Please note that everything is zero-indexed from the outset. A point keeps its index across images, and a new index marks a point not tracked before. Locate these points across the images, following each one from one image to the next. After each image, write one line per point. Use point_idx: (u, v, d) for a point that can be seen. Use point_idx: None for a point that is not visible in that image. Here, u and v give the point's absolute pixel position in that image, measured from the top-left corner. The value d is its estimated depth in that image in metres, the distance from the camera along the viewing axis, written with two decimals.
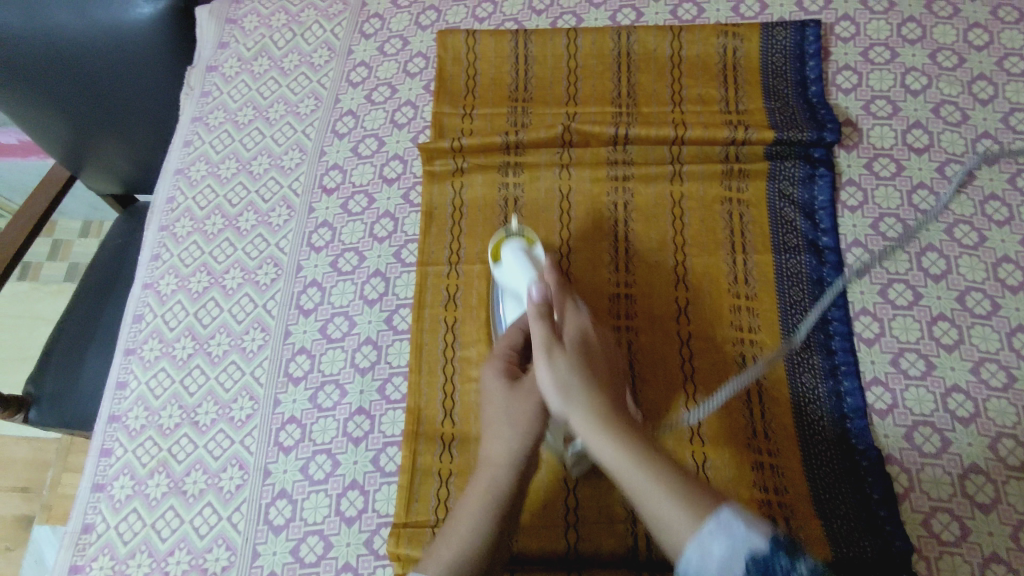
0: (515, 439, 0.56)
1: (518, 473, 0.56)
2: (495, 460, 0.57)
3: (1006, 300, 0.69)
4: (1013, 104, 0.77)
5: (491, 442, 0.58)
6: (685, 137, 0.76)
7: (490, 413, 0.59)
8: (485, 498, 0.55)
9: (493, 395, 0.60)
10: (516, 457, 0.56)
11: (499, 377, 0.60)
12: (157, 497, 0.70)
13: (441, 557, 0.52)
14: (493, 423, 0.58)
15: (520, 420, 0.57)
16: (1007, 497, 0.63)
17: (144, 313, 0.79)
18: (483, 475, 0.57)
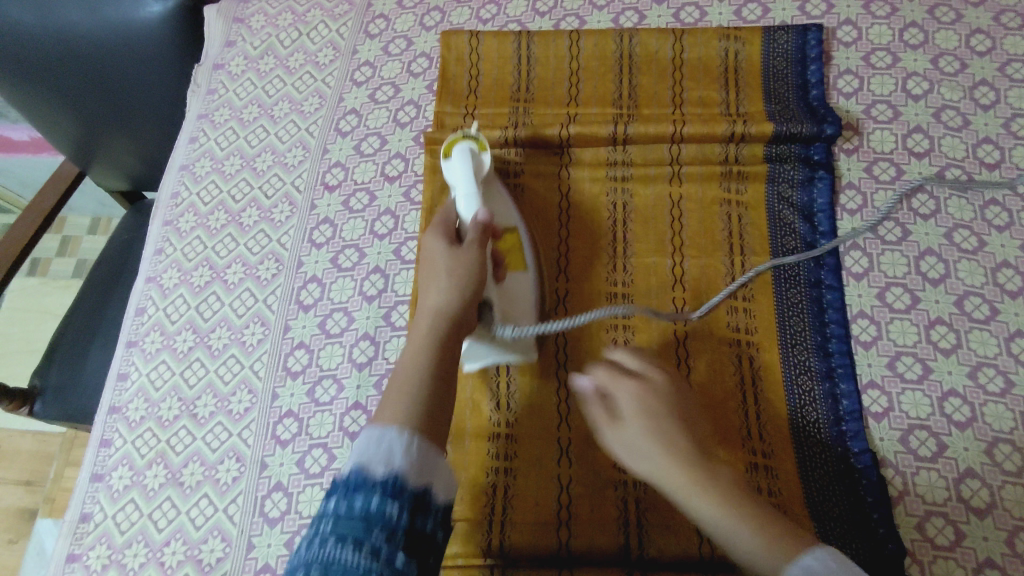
0: (449, 284, 0.60)
1: (460, 311, 0.59)
2: (431, 311, 0.59)
3: (1005, 305, 0.69)
4: (1014, 110, 0.77)
5: (430, 290, 0.60)
6: (685, 140, 0.76)
7: (432, 267, 0.62)
8: (429, 338, 0.58)
9: (435, 249, 0.63)
10: (453, 301, 0.59)
11: (439, 233, 0.64)
12: (154, 487, 0.71)
13: (393, 406, 0.53)
14: (433, 278, 0.61)
15: (460, 269, 0.60)
16: (1003, 503, 0.62)
17: (146, 306, 0.80)
18: (422, 320, 0.59)
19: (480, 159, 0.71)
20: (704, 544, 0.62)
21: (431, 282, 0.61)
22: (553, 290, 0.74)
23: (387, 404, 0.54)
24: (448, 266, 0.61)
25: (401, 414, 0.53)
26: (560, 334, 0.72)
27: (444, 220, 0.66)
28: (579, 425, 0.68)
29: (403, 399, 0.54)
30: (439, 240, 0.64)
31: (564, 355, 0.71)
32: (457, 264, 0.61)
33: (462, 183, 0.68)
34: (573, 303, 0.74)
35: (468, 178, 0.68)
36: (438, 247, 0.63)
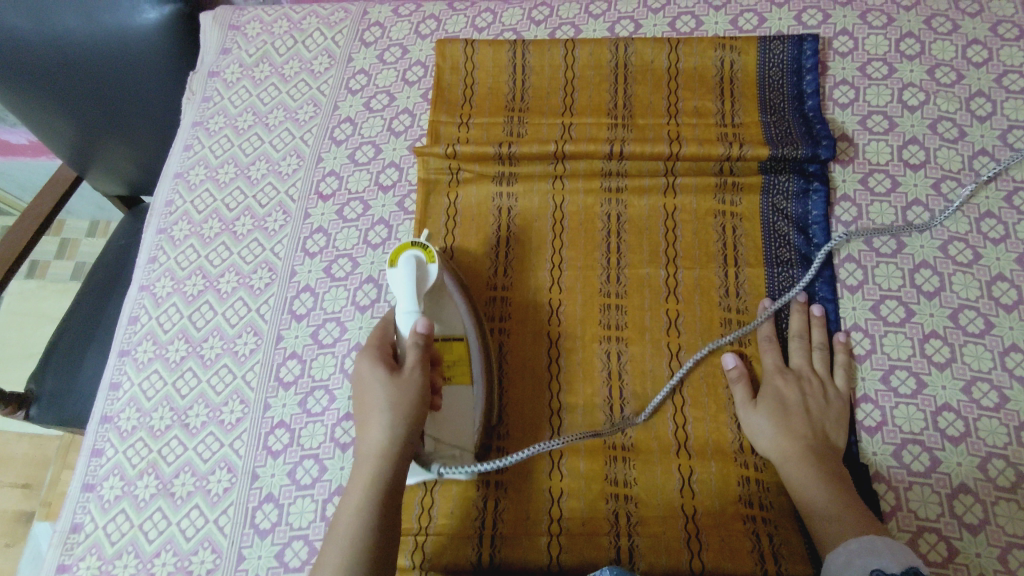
0: (390, 420, 0.58)
1: (401, 455, 0.58)
2: (372, 449, 0.58)
3: (1000, 319, 0.69)
4: (1010, 121, 0.77)
5: (369, 424, 0.59)
6: (680, 153, 0.76)
7: (365, 401, 0.60)
8: (366, 488, 0.57)
9: (372, 375, 0.61)
10: (392, 446, 0.58)
11: (375, 356, 0.61)
12: (146, 498, 0.70)
13: (330, 559, 0.53)
14: (370, 411, 0.59)
15: (401, 399, 0.59)
16: (996, 519, 0.62)
17: (139, 314, 0.80)
18: (361, 466, 0.58)
19: (427, 271, 0.66)
20: (695, 558, 0.61)
21: (369, 417, 0.59)
22: (546, 302, 0.74)
23: (327, 549, 0.54)
24: (387, 392, 0.59)
25: (341, 568, 0.52)
26: (553, 346, 0.72)
27: (379, 342, 0.63)
28: (571, 438, 0.68)
29: (344, 544, 0.54)
30: (375, 363, 0.61)
31: (557, 367, 0.71)
32: (399, 397, 0.59)
33: (403, 300, 0.64)
34: (566, 314, 0.73)
35: (410, 299, 0.64)
36: (375, 374, 0.60)
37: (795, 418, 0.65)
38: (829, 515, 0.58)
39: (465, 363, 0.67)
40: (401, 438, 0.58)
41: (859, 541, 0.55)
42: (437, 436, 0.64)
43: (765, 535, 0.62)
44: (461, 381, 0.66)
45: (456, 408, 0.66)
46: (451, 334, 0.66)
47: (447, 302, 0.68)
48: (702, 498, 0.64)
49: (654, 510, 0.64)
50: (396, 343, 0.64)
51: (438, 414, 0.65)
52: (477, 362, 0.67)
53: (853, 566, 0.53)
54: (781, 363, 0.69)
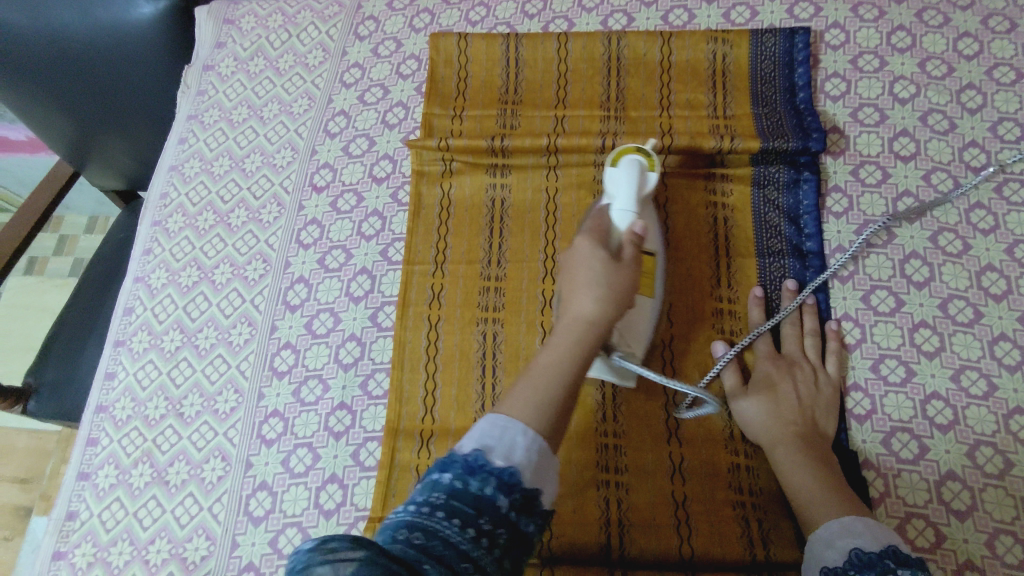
0: (603, 297, 0.55)
1: (605, 330, 0.55)
2: (578, 317, 0.55)
3: (990, 308, 0.69)
4: (1001, 113, 0.77)
5: (578, 295, 0.56)
6: (671, 147, 0.76)
7: (575, 278, 0.57)
8: (574, 342, 0.54)
9: (591, 251, 0.58)
10: (602, 319, 0.55)
11: (596, 240, 0.59)
12: (140, 486, 0.71)
13: (523, 400, 0.50)
14: (585, 279, 0.56)
15: (616, 288, 0.56)
16: (984, 506, 0.62)
17: (134, 305, 0.81)
18: (569, 328, 0.55)
19: (646, 177, 0.65)
20: (684, 544, 0.62)
21: (580, 289, 0.56)
22: (539, 292, 0.73)
23: (520, 392, 0.51)
24: (604, 271, 0.56)
25: (534, 412, 0.49)
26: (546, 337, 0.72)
27: (598, 226, 0.60)
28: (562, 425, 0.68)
29: (537, 393, 0.50)
30: (595, 246, 0.58)
31: None
32: (616, 279, 0.56)
33: (620, 198, 0.63)
34: None
35: (627, 198, 0.62)
36: (594, 254, 0.57)
37: (785, 403, 0.65)
38: (814, 500, 0.58)
39: (650, 276, 0.65)
40: (609, 321, 0.55)
41: (841, 522, 0.55)
42: (621, 331, 0.62)
43: (753, 521, 0.63)
44: (646, 291, 0.64)
45: (639, 317, 0.64)
46: (647, 249, 0.65)
47: (648, 217, 0.67)
48: (692, 484, 0.65)
49: (644, 496, 0.65)
50: (609, 230, 0.61)
51: (628, 321, 0.63)
52: (659, 279, 0.67)
53: (835, 547, 0.54)
54: (774, 349, 0.69)
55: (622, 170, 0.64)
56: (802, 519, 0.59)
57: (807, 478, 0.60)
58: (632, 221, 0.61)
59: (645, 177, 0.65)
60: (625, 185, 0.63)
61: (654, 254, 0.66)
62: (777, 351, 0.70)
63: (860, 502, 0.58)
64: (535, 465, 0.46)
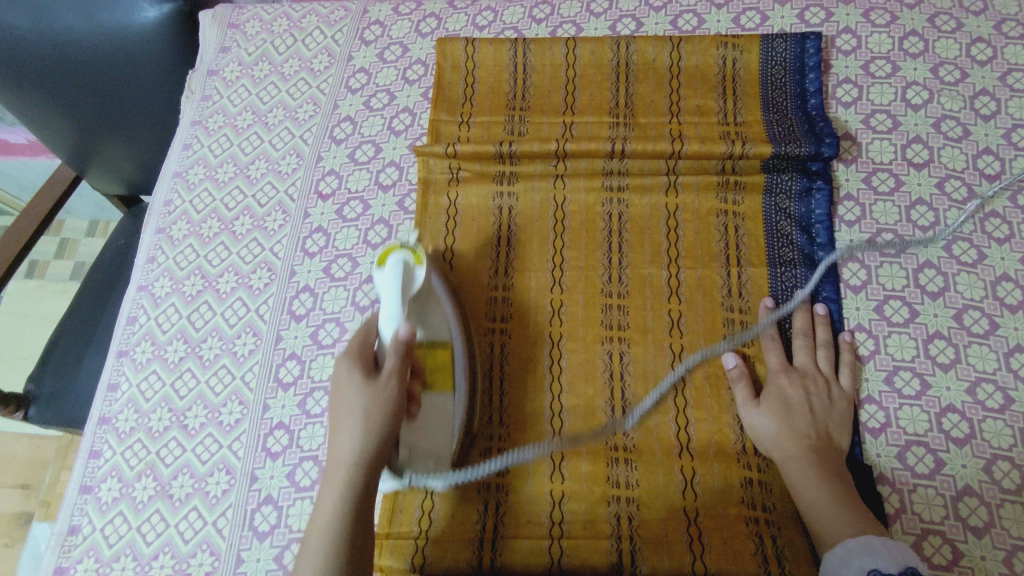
0: (362, 427, 0.57)
1: (373, 463, 0.57)
2: (340, 458, 0.57)
3: (1005, 319, 0.68)
4: (1015, 120, 0.76)
5: (341, 434, 0.58)
6: (681, 152, 0.75)
7: (337, 420, 0.59)
8: (339, 493, 0.56)
9: (348, 381, 0.59)
10: (364, 456, 0.56)
11: (353, 364, 0.60)
12: (144, 500, 0.70)
13: (310, 552, 0.54)
14: (345, 416, 0.58)
15: (375, 409, 0.57)
16: (1001, 522, 0.61)
17: (138, 315, 0.80)
18: (332, 474, 0.57)
19: (413, 276, 0.63)
20: (697, 561, 0.61)
21: (338, 431, 0.58)
22: (547, 303, 0.73)
23: (304, 549, 0.54)
24: (362, 402, 0.58)
25: (320, 564, 0.53)
26: (554, 347, 0.71)
27: (361, 344, 0.61)
28: (572, 439, 0.67)
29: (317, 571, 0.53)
30: (353, 366, 0.60)
31: (559, 369, 0.70)
32: (373, 401, 0.57)
33: (388, 305, 0.62)
34: (568, 315, 0.73)
35: (395, 303, 0.62)
36: (352, 379, 0.59)
37: (799, 418, 0.64)
38: (831, 517, 0.57)
39: (447, 370, 0.66)
40: (373, 448, 0.57)
41: (857, 540, 0.54)
42: (412, 443, 0.64)
43: (768, 537, 0.62)
44: (441, 385, 0.65)
45: (436, 417, 0.64)
46: (436, 339, 0.66)
47: (431, 307, 0.66)
48: (704, 500, 0.64)
49: (656, 512, 0.64)
50: (377, 350, 0.62)
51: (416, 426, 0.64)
52: (460, 367, 0.67)
53: (851, 565, 0.53)
54: (786, 361, 0.68)
55: (389, 276, 0.62)
56: (817, 536, 0.58)
57: (822, 493, 0.59)
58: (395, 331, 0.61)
59: (410, 258, 0.64)
60: (394, 290, 0.62)
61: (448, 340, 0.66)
62: (789, 363, 0.69)
63: (874, 520, 0.57)
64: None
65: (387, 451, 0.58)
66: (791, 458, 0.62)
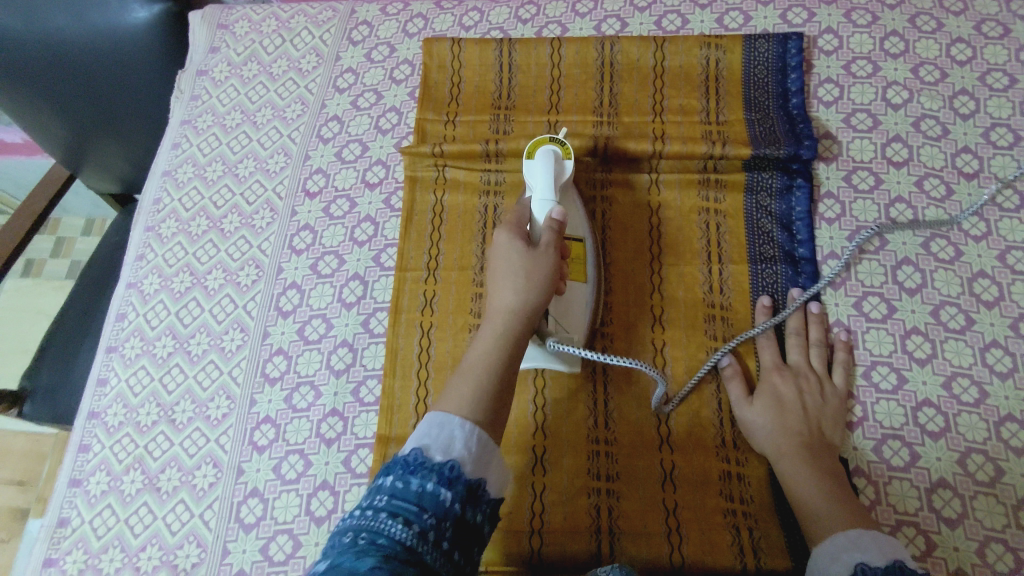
0: (524, 283, 0.57)
1: (531, 315, 0.57)
2: (502, 308, 0.57)
3: (981, 315, 0.69)
4: (993, 119, 0.77)
5: (501, 288, 0.58)
6: (663, 151, 0.76)
7: (496, 268, 0.59)
8: (495, 336, 0.56)
9: (508, 244, 0.60)
10: (526, 305, 0.57)
11: (513, 230, 0.61)
12: (131, 493, 0.71)
13: (458, 398, 0.52)
14: (502, 272, 0.59)
15: (536, 270, 0.58)
16: (974, 513, 0.62)
17: (127, 311, 0.81)
18: (492, 320, 0.57)
19: (562, 166, 0.70)
20: (674, 551, 0.62)
21: (500, 281, 0.58)
22: None
23: (456, 386, 0.53)
24: (523, 259, 0.59)
25: (468, 404, 0.51)
26: None
27: (517, 217, 0.64)
28: (554, 433, 0.68)
29: (472, 386, 0.52)
30: (512, 234, 0.61)
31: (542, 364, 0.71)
32: (534, 263, 0.59)
33: (541, 188, 0.67)
34: None
35: (547, 188, 0.67)
36: (511, 243, 0.60)
37: (789, 412, 0.65)
38: (820, 512, 0.58)
39: (580, 262, 0.69)
40: (535, 304, 0.57)
41: (847, 536, 0.55)
42: (557, 318, 0.66)
43: (744, 529, 0.63)
44: (577, 278, 0.69)
45: (574, 303, 0.67)
46: (572, 233, 0.70)
47: (568, 202, 0.71)
48: (683, 492, 0.65)
49: (635, 504, 0.65)
50: (529, 227, 0.64)
51: (562, 300, 0.66)
52: (591, 259, 0.71)
53: (840, 561, 0.54)
54: (779, 359, 0.69)
55: (540, 161, 0.68)
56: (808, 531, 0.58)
57: (814, 492, 0.60)
58: (549, 211, 0.65)
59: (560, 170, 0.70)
60: (544, 176, 0.68)
61: (579, 240, 0.70)
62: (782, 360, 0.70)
63: (864, 515, 0.58)
64: (474, 449, 0.49)
65: (543, 306, 0.59)
66: (783, 455, 0.63)
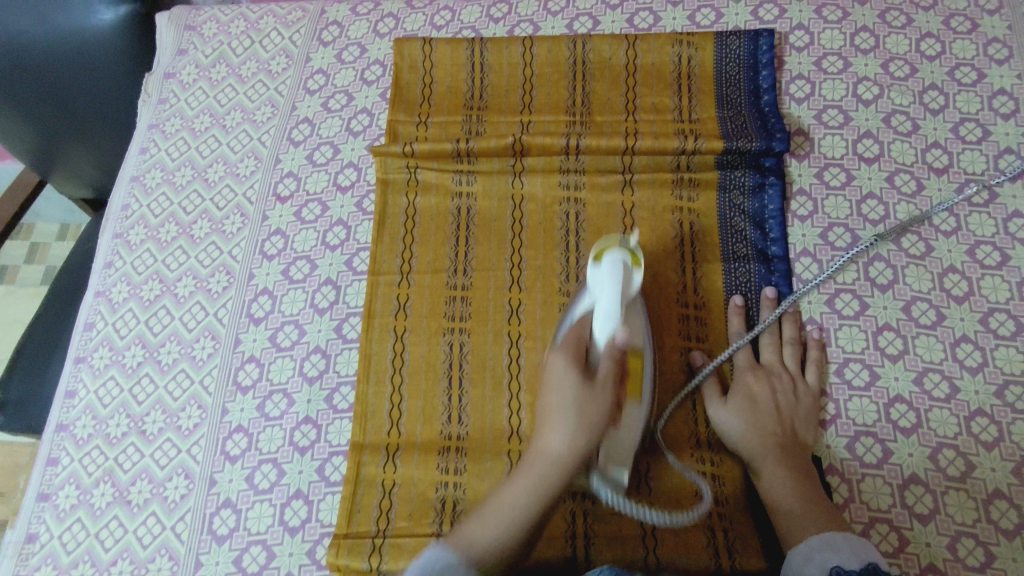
0: (575, 427, 0.56)
1: (579, 464, 0.56)
2: (549, 454, 0.56)
3: (952, 310, 0.70)
4: (963, 114, 0.77)
5: (551, 427, 0.56)
6: (635, 148, 0.76)
7: (549, 406, 0.57)
8: (531, 489, 0.55)
9: (563, 374, 0.58)
10: (574, 454, 0.55)
11: (570, 358, 0.59)
12: (102, 506, 0.70)
13: (482, 527, 0.54)
14: (557, 410, 0.57)
15: (590, 411, 0.56)
16: (946, 508, 0.63)
17: (95, 321, 0.79)
18: (536, 460, 0.56)
19: (632, 278, 0.62)
20: (650, 554, 0.62)
21: (550, 420, 0.57)
22: (506, 301, 0.73)
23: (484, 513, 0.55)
24: (576, 401, 0.56)
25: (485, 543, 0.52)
26: (513, 346, 0.71)
27: (576, 340, 0.60)
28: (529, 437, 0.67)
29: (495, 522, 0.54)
30: (569, 365, 0.58)
31: (517, 367, 0.70)
32: (589, 406, 0.56)
33: (605, 302, 0.60)
34: (526, 313, 0.72)
35: (613, 302, 0.60)
36: (567, 377, 0.58)
37: (763, 413, 0.65)
38: (795, 515, 0.58)
39: (637, 377, 0.62)
40: (581, 454, 0.55)
41: (820, 537, 0.55)
42: (607, 451, 0.59)
43: (719, 530, 0.63)
44: (634, 396, 0.61)
45: (630, 427, 0.60)
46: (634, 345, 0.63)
47: (634, 317, 0.64)
48: (658, 494, 0.65)
49: (611, 507, 0.65)
50: (589, 350, 0.60)
51: (614, 432, 0.59)
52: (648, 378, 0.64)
53: (813, 561, 0.53)
54: (753, 360, 0.69)
55: (607, 270, 0.61)
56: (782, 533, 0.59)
57: (789, 496, 0.60)
58: (613, 332, 0.59)
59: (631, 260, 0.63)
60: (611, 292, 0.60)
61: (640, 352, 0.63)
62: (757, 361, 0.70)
63: (836, 514, 0.58)
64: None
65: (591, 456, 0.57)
66: (758, 456, 0.63)
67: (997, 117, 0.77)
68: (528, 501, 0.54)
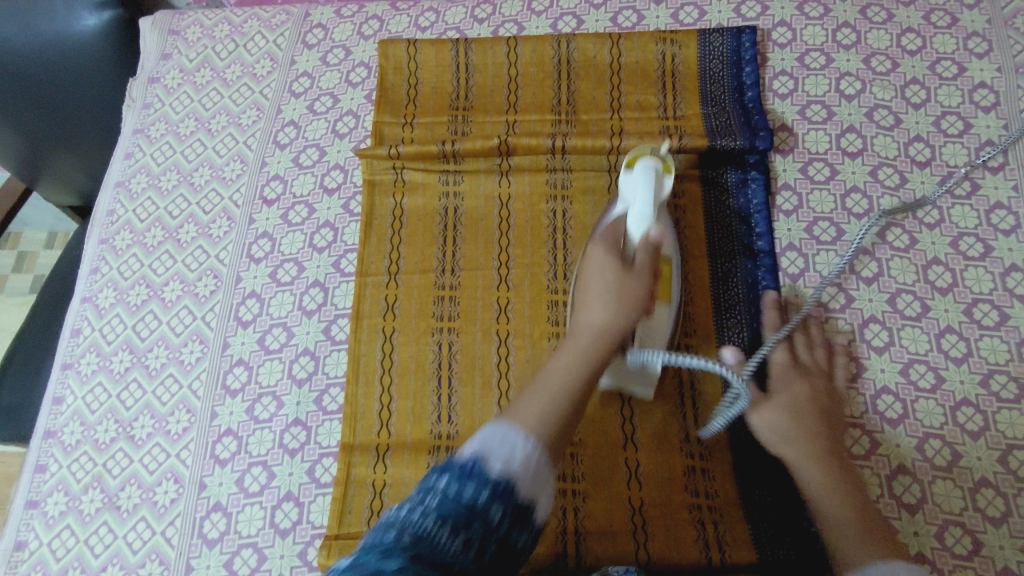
0: (614, 304, 0.57)
1: (619, 335, 0.57)
2: (589, 326, 0.57)
3: (936, 302, 0.70)
4: (944, 108, 0.78)
5: (590, 307, 0.58)
6: (621, 146, 0.76)
7: (589, 288, 0.60)
8: (577, 354, 0.56)
9: (601, 267, 0.60)
10: (612, 328, 0.57)
11: (607, 251, 0.60)
12: (91, 512, 0.69)
13: (533, 406, 0.51)
14: (595, 293, 0.59)
15: (627, 292, 0.58)
16: (933, 498, 0.63)
17: (81, 327, 0.79)
18: (579, 340, 0.57)
19: (662, 183, 0.61)
20: (641, 549, 0.63)
21: (590, 302, 0.58)
22: (495, 299, 0.73)
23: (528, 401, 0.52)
24: (615, 281, 0.58)
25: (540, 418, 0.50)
26: (502, 344, 0.71)
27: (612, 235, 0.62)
28: None
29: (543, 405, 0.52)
30: (609, 252, 0.60)
31: (506, 365, 0.70)
32: (627, 286, 0.58)
33: (637, 206, 0.59)
34: (515, 312, 0.72)
35: (645, 207, 0.59)
36: (605, 264, 0.60)
37: (807, 418, 0.62)
38: (848, 531, 0.55)
39: (666, 281, 0.65)
40: (623, 326, 0.57)
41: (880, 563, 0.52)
42: (643, 332, 0.62)
43: (710, 523, 0.63)
44: (663, 297, 0.64)
45: (661, 327, 0.64)
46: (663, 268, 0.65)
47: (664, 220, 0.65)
48: (649, 489, 0.65)
49: (602, 503, 0.65)
50: (624, 245, 0.61)
51: (648, 320, 0.62)
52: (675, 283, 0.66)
53: None
54: (790, 360, 0.67)
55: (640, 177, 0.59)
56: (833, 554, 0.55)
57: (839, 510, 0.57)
58: (646, 232, 0.59)
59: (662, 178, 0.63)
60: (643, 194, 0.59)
61: (670, 258, 0.65)
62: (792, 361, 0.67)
63: (901, 548, 0.54)
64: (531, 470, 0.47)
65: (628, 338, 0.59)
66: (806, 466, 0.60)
67: (978, 110, 0.77)
68: (574, 369, 0.54)
